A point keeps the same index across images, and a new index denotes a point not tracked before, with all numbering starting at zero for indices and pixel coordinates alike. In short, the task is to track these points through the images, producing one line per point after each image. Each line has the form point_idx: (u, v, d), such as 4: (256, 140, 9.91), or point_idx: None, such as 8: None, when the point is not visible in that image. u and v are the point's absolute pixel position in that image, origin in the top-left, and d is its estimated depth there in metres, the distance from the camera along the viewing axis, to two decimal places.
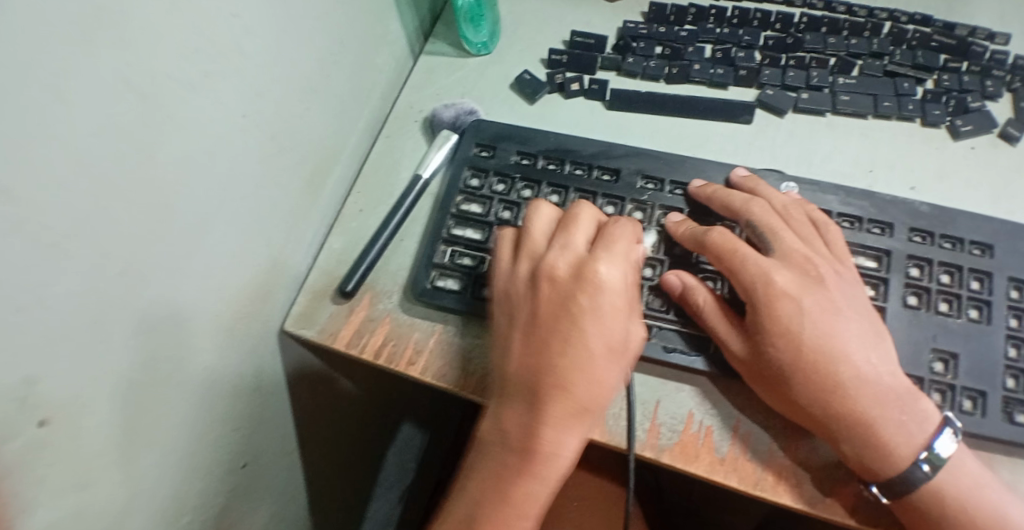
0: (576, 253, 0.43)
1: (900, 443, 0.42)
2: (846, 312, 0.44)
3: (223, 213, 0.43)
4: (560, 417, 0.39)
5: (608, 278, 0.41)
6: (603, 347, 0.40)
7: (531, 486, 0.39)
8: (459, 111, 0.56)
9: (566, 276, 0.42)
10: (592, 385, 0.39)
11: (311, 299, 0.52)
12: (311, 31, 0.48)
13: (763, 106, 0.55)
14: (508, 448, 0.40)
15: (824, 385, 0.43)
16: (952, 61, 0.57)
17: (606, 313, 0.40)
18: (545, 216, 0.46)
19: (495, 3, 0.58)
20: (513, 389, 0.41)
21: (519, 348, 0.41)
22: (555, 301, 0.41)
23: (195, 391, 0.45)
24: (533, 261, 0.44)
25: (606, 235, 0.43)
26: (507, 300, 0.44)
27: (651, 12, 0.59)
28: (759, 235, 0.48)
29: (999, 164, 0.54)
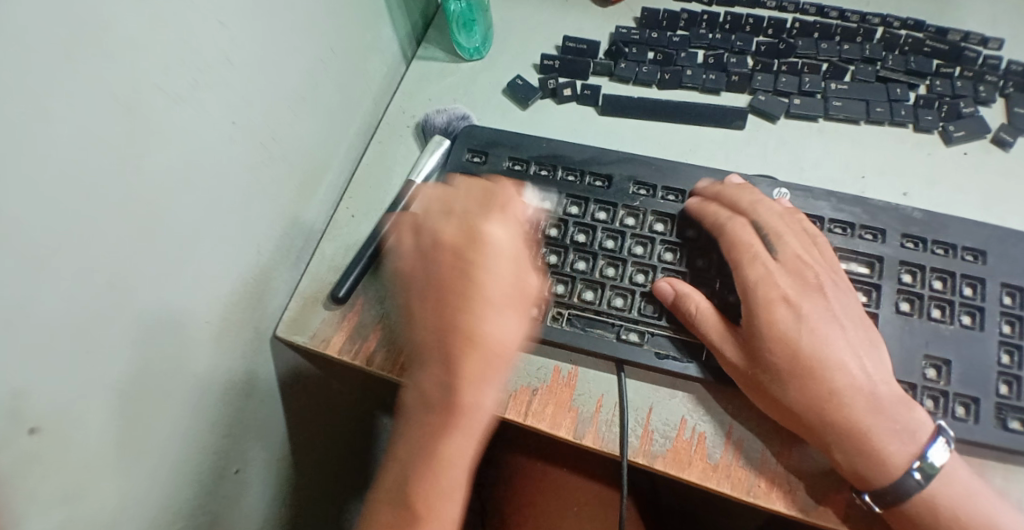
0: (459, 219, 0.47)
1: (894, 452, 0.42)
2: (842, 319, 0.45)
3: (213, 220, 0.43)
4: (472, 364, 0.42)
5: (495, 240, 0.45)
6: (483, 308, 0.43)
7: (457, 442, 0.42)
8: (450, 116, 0.56)
9: (456, 240, 0.46)
10: (496, 339, 0.43)
11: (303, 304, 0.52)
12: (301, 38, 0.47)
13: (755, 112, 0.55)
14: (421, 400, 0.44)
15: (816, 390, 0.43)
16: (944, 67, 0.57)
17: (498, 267, 0.44)
18: (434, 193, 0.49)
19: (487, 9, 0.58)
20: (427, 345, 0.44)
21: (433, 301, 0.45)
22: (450, 267, 0.45)
23: (185, 399, 0.45)
24: (449, 227, 0.47)
25: (494, 203, 0.47)
26: (417, 267, 0.47)
27: (643, 18, 0.59)
28: (762, 234, 0.48)
29: (991, 170, 0.54)
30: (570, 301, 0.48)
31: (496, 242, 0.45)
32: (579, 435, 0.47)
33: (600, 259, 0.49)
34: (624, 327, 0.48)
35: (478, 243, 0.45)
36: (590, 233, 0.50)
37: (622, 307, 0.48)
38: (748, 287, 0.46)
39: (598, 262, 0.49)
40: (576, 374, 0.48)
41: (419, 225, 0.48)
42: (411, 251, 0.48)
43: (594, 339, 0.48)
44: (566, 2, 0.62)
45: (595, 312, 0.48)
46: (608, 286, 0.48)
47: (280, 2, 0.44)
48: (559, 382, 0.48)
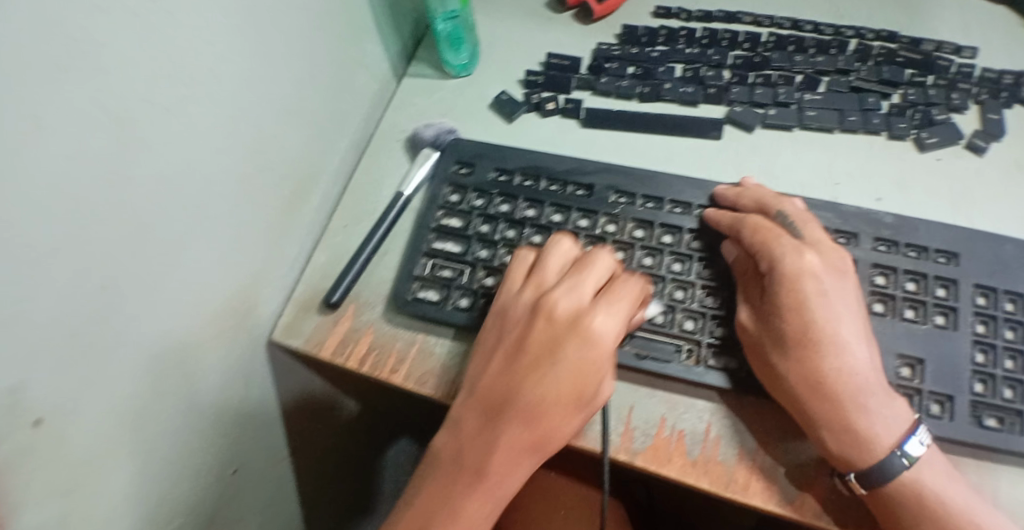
0: (580, 300, 0.45)
1: (877, 433, 0.43)
2: (855, 305, 0.45)
3: (204, 229, 0.45)
4: (516, 446, 0.43)
5: (600, 331, 0.44)
6: (550, 403, 0.43)
7: (472, 505, 0.42)
8: (439, 130, 0.58)
9: (562, 319, 0.45)
10: (546, 434, 0.43)
11: (297, 312, 0.54)
12: (290, 55, 0.50)
13: (731, 122, 0.57)
14: (453, 454, 0.44)
15: (814, 365, 0.44)
16: (916, 76, 0.58)
17: (577, 366, 0.43)
18: (563, 252, 0.48)
19: (474, 27, 0.61)
20: (485, 403, 0.44)
21: (510, 364, 0.45)
22: (545, 342, 0.44)
23: (176, 400, 0.46)
24: (567, 304, 0.45)
25: (609, 295, 0.45)
26: (517, 327, 0.46)
27: (624, 35, 0.61)
28: (788, 224, 0.48)
29: (964, 174, 0.55)
30: None
31: (603, 341, 0.44)
32: None
33: None
34: None
35: (586, 338, 0.44)
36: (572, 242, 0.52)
37: None
38: (779, 260, 0.46)
39: None
40: None
41: (540, 284, 0.47)
42: (523, 304, 0.47)
43: None
44: (549, 21, 0.64)
45: None
46: None
47: (266, 23, 0.47)
48: None
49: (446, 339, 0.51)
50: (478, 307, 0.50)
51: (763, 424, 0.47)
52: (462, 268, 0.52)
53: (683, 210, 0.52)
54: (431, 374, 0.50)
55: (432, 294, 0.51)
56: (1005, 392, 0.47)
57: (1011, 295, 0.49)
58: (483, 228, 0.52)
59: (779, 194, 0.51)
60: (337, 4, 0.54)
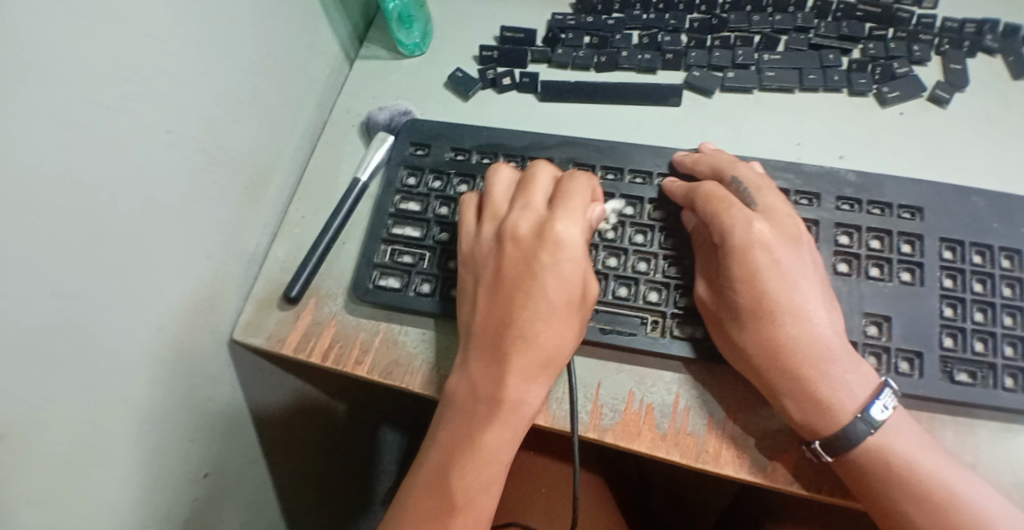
0: (537, 213, 0.45)
1: (840, 400, 0.43)
2: (810, 271, 0.45)
3: (158, 230, 0.44)
4: (524, 362, 0.42)
5: (567, 237, 0.43)
6: (544, 307, 0.42)
7: (496, 431, 0.42)
8: (393, 113, 0.57)
9: (528, 237, 0.44)
10: (549, 339, 0.42)
11: (258, 307, 0.53)
12: (235, 44, 0.48)
13: (691, 88, 0.55)
14: (467, 389, 0.43)
15: (772, 336, 0.44)
16: (877, 30, 0.57)
17: (558, 271, 0.43)
18: (506, 180, 0.48)
19: (424, 3, 0.59)
20: (481, 337, 0.43)
21: (495, 294, 0.44)
22: (519, 261, 0.44)
23: (144, 405, 0.46)
24: (526, 220, 0.44)
25: (563, 199, 0.44)
26: (487, 259, 0.45)
27: (578, 3, 0.59)
28: (742, 191, 0.47)
29: (929, 127, 0.55)
30: None
31: (573, 244, 0.43)
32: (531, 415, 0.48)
33: None
34: None
35: (554, 246, 0.43)
36: None
37: None
38: (729, 230, 0.45)
39: None
40: None
41: (497, 214, 0.46)
42: (487, 240, 0.46)
43: None
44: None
45: None
46: None
47: (212, 12, 0.46)
48: None
49: (411, 326, 0.51)
50: (441, 292, 0.49)
51: (732, 392, 0.47)
52: (423, 253, 0.51)
53: (644, 180, 0.51)
54: (398, 362, 0.50)
55: (394, 282, 0.50)
56: (976, 345, 0.47)
57: (979, 247, 0.49)
58: (441, 210, 0.51)
59: (734, 158, 0.50)
60: None
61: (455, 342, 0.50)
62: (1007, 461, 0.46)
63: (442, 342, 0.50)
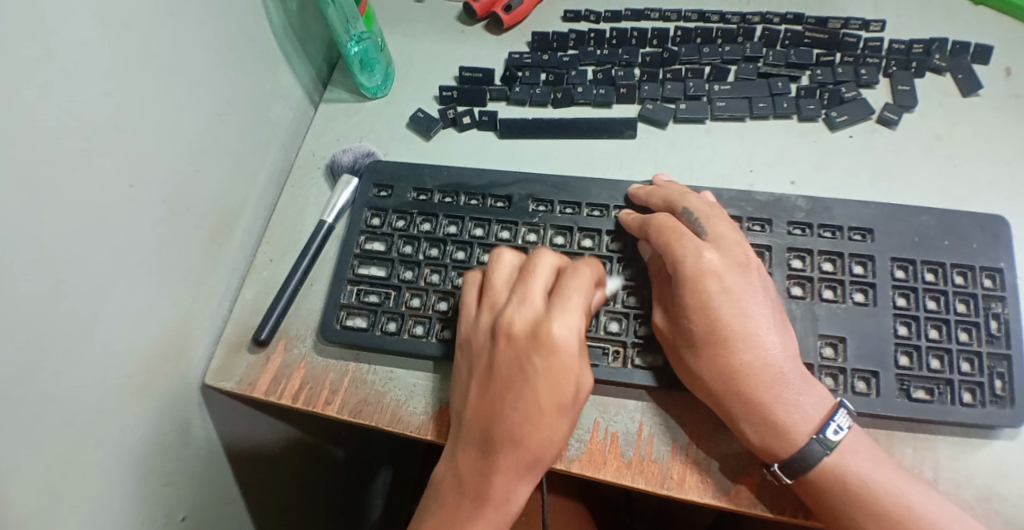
0: (534, 309, 0.45)
1: (796, 422, 0.44)
2: (760, 297, 0.46)
3: (124, 280, 0.45)
4: (510, 468, 0.43)
5: (562, 338, 0.43)
6: (528, 414, 0.43)
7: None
8: (356, 154, 0.58)
9: (524, 334, 0.44)
10: (533, 444, 0.43)
11: (228, 351, 0.54)
12: (194, 95, 0.50)
13: (645, 120, 0.57)
14: (451, 484, 0.45)
15: (727, 362, 0.45)
16: (824, 56, 0.59)
17: (549, 374, 0.43)
18: (510, 266, 0.48)
19: (383, 46, 0.61)
20: (470, 431, 0.45)
21: (489, 389, 0.45)
22: (512, 358, 0.44)
23: (116, 452, 0.46)
24: (523, 317, 0.45)
25: (561, 298, 0.44)
26: (485, 352, 0.46)
27: (534, 42, 0.61)
28: (693, 221, 0.49)
29: (878, 149, 0.56)
30: None
31: (568, 346, 0.43)
32: None
33: None
34: None
35: (548, 350, 0.43)
36: None
37: None
38: (680, 260, 0.46)
39: None
40: None
41: (492, 303, 0.47)
42: (483, 326, 0.46)
43: None
44: (462, 34, 0.64)
45: None
46: None
47: (169, 66, 0.47)
48: None
49: (379, 365, 0.51)
50: (407, 330, 0.50)
51: (694, 417, 0.48)
52: (388, 292, 0.51)
53: (601, 212, 0.53)
54: (367, 401, 0.50)
55: (360, 321, 0.51)
56: (932, 362, 0.48)
57: (930, 265, 0.50)
58: (405, 249, 0.52)
59: (686, 190, 0.51)
60: (242, 39, 0.54)
61: (423, 379, 0.51)
62: (966, 476, 0.47)
63: (409, 379, 0.51)
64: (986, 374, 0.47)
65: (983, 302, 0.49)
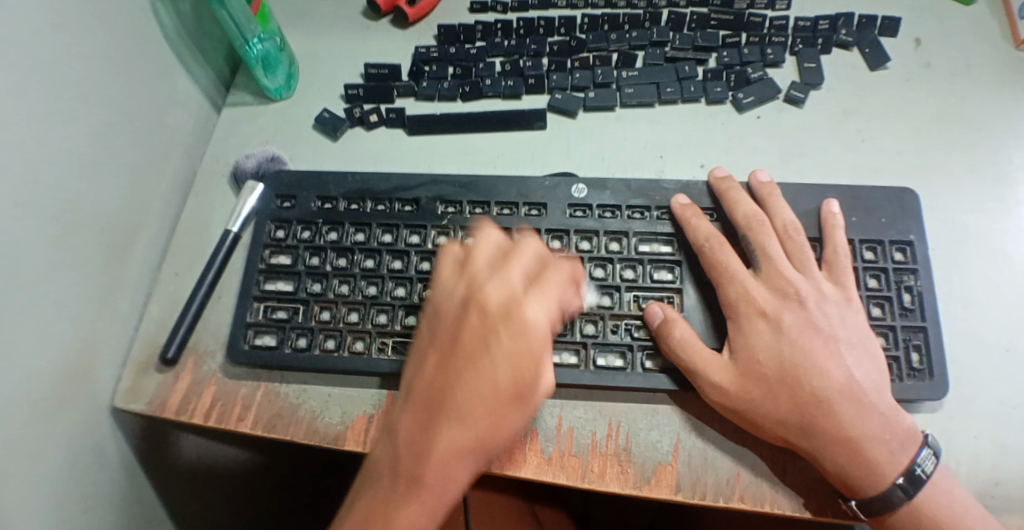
0: (509, 289, 0.42)
1: (885, 461, 0.43)
2: (832, 329, 0.46)
3: (20, 307, 0.43)
4: (486, 404, 0.40)
5: (533, 321, 0.41)
6: (511, 351, 0.40)
7: (410, 509, 0.40)
8: (260, 159, 0.57)
9: (493, 314, 0.41)
10: (482, 428, 0.40)
11: (136, 372, 0.52)
12: (81, 109, 0.47)
13: (555, 110, 0.56)
14: (420, 413, 0.41)
15: (801, 402, 0.44)
16: (730, 37, 0.58)
17: (511, 357, 0.40)
18: (489, 240, 0.44)
19: (284, 46, 0.59)
20: (417, 405, 0.41)
21: (445, 360, 0.41)
22: (478, 336, 0.41)
23: (23, 487, 0.44)
24: (494, 292, 0.41)
25: (540, 277, 0.42)
26: (447, 323, 0.42)
27: (441, 34, 0.59)
28: (749, 251, 0.48)
29: (786, 127, 0.56)
30: (392, 329, 0.48)
31: (540, 333, 0.40)
32: None
33: (417, 282, 0.49)
34: None
35: (514, 326, 0.40)
36: (404, 259, 0.50)
37: None
38: (752, 295, 0.46)
39: (416, 286, 0.49)
40: None
41: (464, 268, 0.44)
42: (455, 299, 0.43)
43: None
44: (366, 30, 0.62)
45: None
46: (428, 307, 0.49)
47: (52, 79, 0.44)
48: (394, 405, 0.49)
49: (293, 378, 0.50)
50: (318, 345, 0.49)
51: (611, 408, 0.49)
52: (296, 307, 0.50)
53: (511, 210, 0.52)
54: (282, 414, 0.49)
55: (269, 339, 0.49)
56: None
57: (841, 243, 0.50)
58: (312, 260, 0.51)
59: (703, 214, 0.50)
60: (129, 48, 0.52)
61: (338, 389, 0.50)
62: None
63: (325, 390, 0.50)
64: (900, 347, 0.47)
65: (895, 276, 0.49)
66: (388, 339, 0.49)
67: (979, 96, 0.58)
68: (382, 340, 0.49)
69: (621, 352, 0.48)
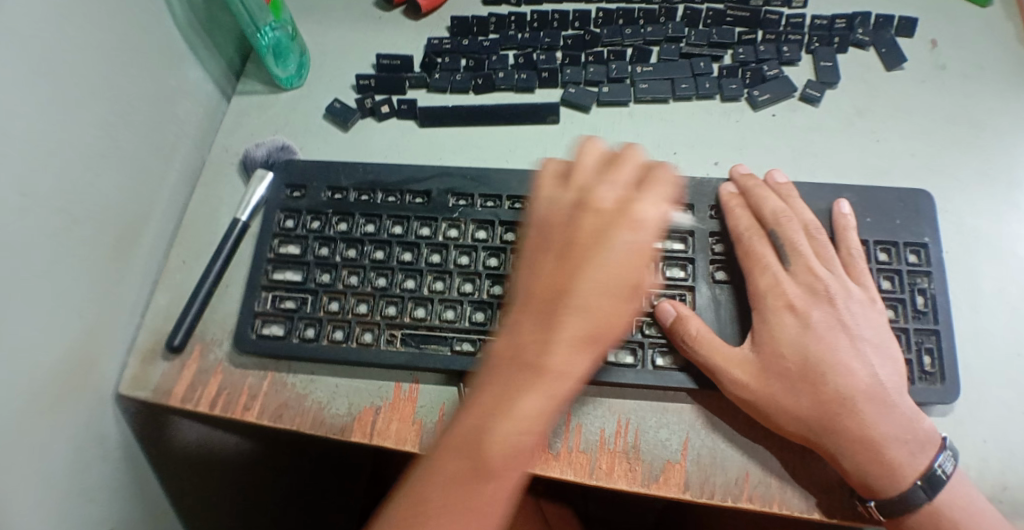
0: (622, 191, 0.44)
1: (904, 463, 0.43)
2: (857, 326, 0.45)
3: (25, 292, 0.42)
4: (600, 292, 0.40)
5: (647, 218, 0.43)
6: (633, 240, 0.42)
7: (532, 398, 0.38)
8: (270, 148, 0.56)
9: (610, 210, 0.43)
10: (607, 316, 0.40)
11: (142, 360, 0.52)
12: (90, 93, 0.47)
13: (568, 104, 0.56)
14: (535, 303, 0.41)
15: (825, 398, 0.43)
16: (746, 34, 0.58)
17: (632, 250, 0.42)
18: (593, 153, 0.46)
19: (296, 34, 0.59)
20: (539, 298, 0.41)
21: (570, 252, 0.42)
22: (596, 230, 0.42)
23: (26, 474, 0.44)
24: (609, 194, 0.44)
25: (651, 180, 0.44)
26: (563, 221, 0.43)
27: (454, 26, 0.59)
28: (780, 245, 0.48)
29: (801, 126, 0.56)
30: (401, 321, 0.48)
31: (653, 227, 0.43)
32: (424, 446, 0.47)
33: (427, 275, 0.49)
34: (456, 338, 0.47)
35: (631, 222, 0.42)
36: (414, 251, 0.50)
37: (453, 319, 0.48)
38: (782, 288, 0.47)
39: (425, 278, 0.49)
40: (417, 388, 0.49)
41: (567, 182, 0.45)
42: (563, 205, 0.44)
43: (427, 356, 0.47)
44: (379, 21, 0.62)
45: (428, 328, 0.48)
46: (437, 300, 0.48)
47: (61, 60, 0.44)
48: (401, 398, 0.48)
49: (300, 369, 0.50)
50: (325, 336, 0.48)
51: (619, 405, 0.48)
52: (304, 297, 0.49)
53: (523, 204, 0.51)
54: (288, 405, 0.49)
55: (276, 329, 0.49)
56: None
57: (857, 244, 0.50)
58: (321, 251, 0.50)
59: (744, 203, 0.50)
60: (136, 34, 0.51)
61: (345, 380, 0.49)
62: None
63: (332, 381, 0.49)
64: (912, 350, 0.47)
65: (909, 277, 0.49)
66: (397, 331, 0.48)
67: (995, 99, 0.57)
68: (390, 332, 0.48)
69: (632, 349, 0.48)
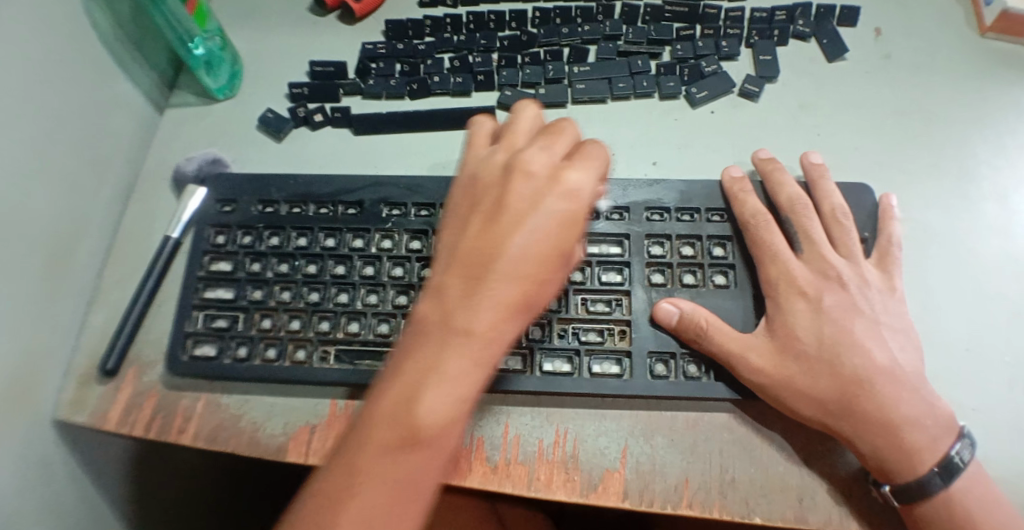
0: (552, 157, 0.38)
1: (924, 448, 0.42)
2: (869, 307, 0.46)
3: None
4: (525, 265, 0.37)
5: (577, 186, 0.38)
6: (563, 211, 0.37)
7: (427, 405, 0.35)
8: (201, 162, 0.55)
9: (540, 173, 0.38)
10: (537, 289, 0.37)
11: (78, 384, 0.51)
12: (18, 112, 0.46)
13: (504, 107, 0.55)
14: (461, 265, 0.37)
15: (847, 380, 0.43)
16: (684, 30, 0.57)
17: (562, 220, 0.37)
18: (529, 115, 0.41)
19: (227, 44, 0.58)
20: (462, 266, 0.37)
21: (489, 216, 0.38)
22: (524, 194, 0.37)
23: None
24: (537, 159, 0.38)
25: (580, 153, 0.39)
26: (488, 181, 0.39)
27: (389, 30, 0.58)
28: (792, 233, 0.48)
29: (742, 122, 0.55)
30: (334, 336, 0.47)
31: (588, 195, 0.38)
32: None
33: (360, 288, 0.48)
34: (391, 353, 0.47)
35: (560, 184, 0.37)
36: (348, 264, 0.49)
37: (388, 333, 0.47)
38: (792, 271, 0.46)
39: (358, 292, 0.48)
40: (352, 404, 0.48)
41: (508, 137, 0.41)
42: (495, 163, 0.40)
43: (362, 372, 0.47)
44: (313, 27, 0.60)
45: (362, 343, 0.47)
46: (370, 313, 0.48)
47: None
48: (336, 415, 0.48)
49: (234, 390, 0.49)
50: (259, 355, 0.48)
51: (558, 413, 0.48)
52: (236, 315, 0.49)
53: None
54: (223, 426, 0.48)
55: (208, 349, 0.48)
56: None
57: None
58: (253, 267, 0.49)
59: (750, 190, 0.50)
60: (58, 49, 0.49)
61: (281, 399, 0.49)
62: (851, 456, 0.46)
63: (268, 400, 0.49)
64: None
65: None
66: (331, 347, 0.47)
67: (938, 89, 0.57)
68: (324, 349, 0.48)
69: (569, 357, 0.47)
